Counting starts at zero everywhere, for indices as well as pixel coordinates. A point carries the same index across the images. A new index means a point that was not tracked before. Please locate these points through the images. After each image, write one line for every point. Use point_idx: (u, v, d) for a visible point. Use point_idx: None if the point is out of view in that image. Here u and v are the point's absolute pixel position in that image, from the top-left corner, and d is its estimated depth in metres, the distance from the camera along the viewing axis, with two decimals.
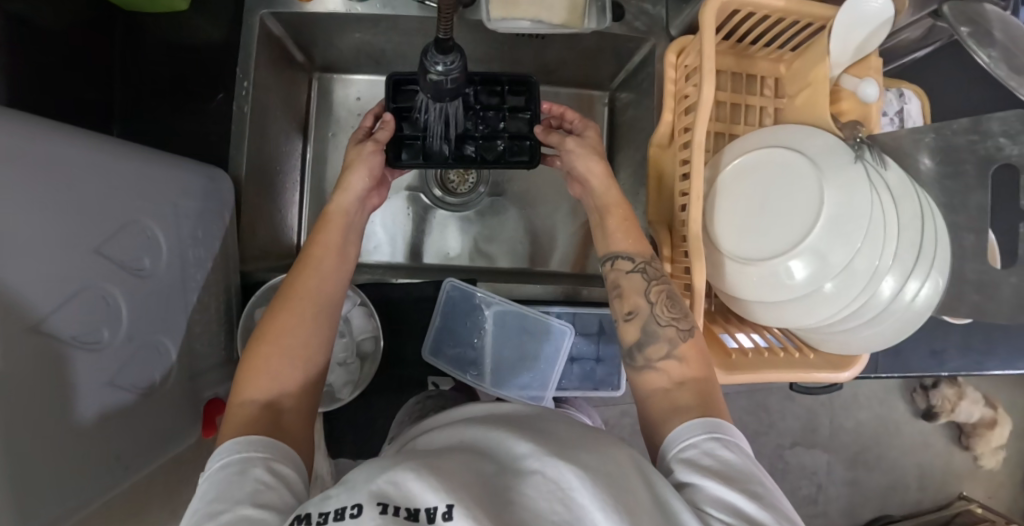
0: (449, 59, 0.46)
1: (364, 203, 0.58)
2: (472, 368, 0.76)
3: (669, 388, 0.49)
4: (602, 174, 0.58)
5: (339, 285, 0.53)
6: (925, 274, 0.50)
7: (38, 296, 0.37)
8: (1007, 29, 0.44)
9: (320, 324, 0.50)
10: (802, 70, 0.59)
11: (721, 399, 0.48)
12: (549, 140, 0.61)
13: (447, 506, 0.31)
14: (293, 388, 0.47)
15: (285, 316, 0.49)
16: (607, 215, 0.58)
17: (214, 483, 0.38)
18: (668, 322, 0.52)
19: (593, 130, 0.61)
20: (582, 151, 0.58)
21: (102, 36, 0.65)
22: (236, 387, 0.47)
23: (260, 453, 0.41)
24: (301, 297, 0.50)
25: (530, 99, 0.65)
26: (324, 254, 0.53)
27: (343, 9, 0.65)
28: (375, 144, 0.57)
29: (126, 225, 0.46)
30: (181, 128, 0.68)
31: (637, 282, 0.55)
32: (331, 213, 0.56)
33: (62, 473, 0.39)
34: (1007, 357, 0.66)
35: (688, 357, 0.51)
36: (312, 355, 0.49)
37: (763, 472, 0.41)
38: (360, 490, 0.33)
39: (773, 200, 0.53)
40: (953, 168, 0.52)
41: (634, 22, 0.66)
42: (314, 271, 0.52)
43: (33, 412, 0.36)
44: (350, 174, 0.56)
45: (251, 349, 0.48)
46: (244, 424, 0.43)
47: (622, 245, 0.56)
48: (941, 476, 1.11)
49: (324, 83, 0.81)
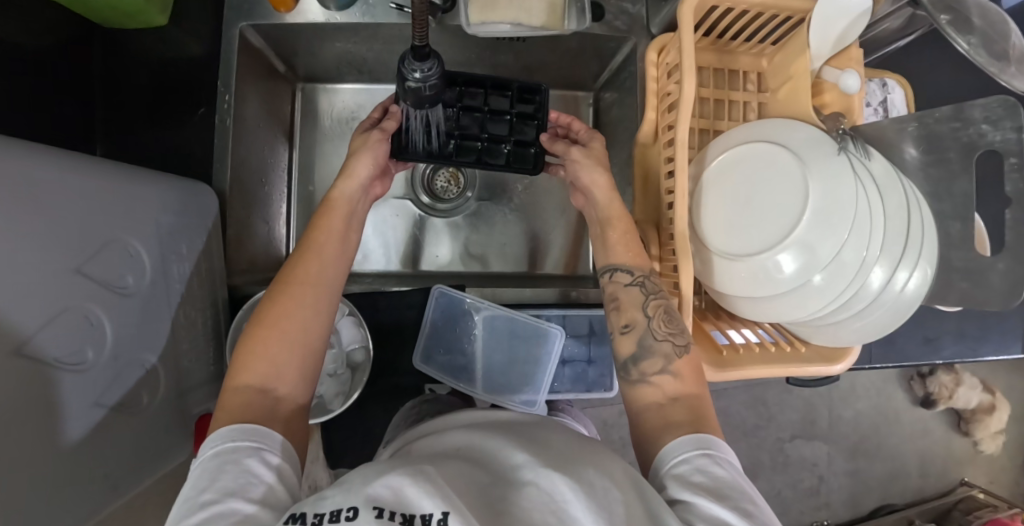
0: (426, 65, 0.45)
1: (367, 192, 0.57)
2: (464, 375, 0.75)
3: (663, 403, 0.49)
4: (606, 186, 0.58)
5: (340, 275, 0.52)
6: (913, 264, 0.49)
7: (20, 320, 0.36)
8: (985, 15, 0.45)
9: (322, 312, 0.50)
10: (783, 63, 0.59)
11: (713, 415, 0.48)
12: (554, 148, 0.62)
13: (444, 513, 0.31)
14: (290, 374, 0.47)
15: (285, 302, 0.48)
16: (608, 227, 0.58)
17: (207, 471, 0.38)
18: (664, 337, 0.52)
19: (598, 141, 0.61)
20: (587, 162, 0.59)
21: (80, 53, 0.64)
22: (232, 371, 0.46)
23: (252, 442, 0.40)
24: (302, 283, 0.49)
25: (541, 107, 0.66)
26: (326, 242, 0.52)
27: (323, 19, 0.65)
28: (382, 134, 0.57)
29: (108, 244, 0.45)
30: (164, 143, 0.68)
31: (636, 297, 0.54)
32: (334, 199, 0.55)
33: (48, 498, 0.38)
34: (1000, 342, 0.66)
35: (683, 373, 0.51)
36: (311, 341, 0.48)
37: (754, 489, 0.41)
38: (356, 493, 0.32)
39: (759, 194, 0.53)
40: (938, 156, 0.51)
41: (614, 22, 0.66)
42: (315, 259, 0.51)
43: (16, 437, 0.35)
44: (354, 161, 0.56)
45: (249, 333, 0.47)
46: (240, 411, 0.43)
47: (623, 257, 0.56)
48: (941, 463, 1.11)
49: (308, 93, 0.80)
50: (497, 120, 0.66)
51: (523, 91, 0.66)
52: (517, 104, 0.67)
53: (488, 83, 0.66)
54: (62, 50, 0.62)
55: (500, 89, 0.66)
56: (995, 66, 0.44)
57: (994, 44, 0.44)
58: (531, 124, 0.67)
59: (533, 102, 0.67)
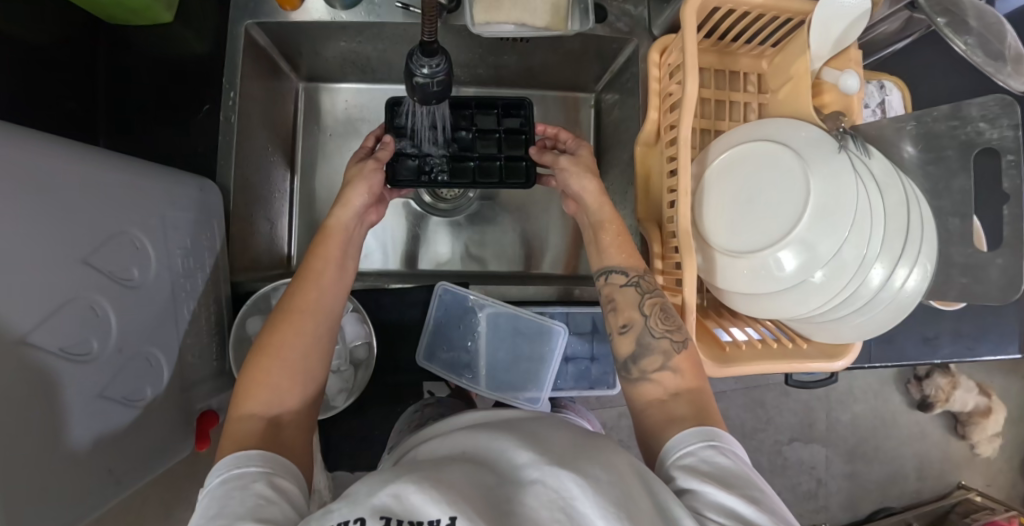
0: (434, 61, 0.45)
1: (363, 219, 0.58)
2: (467, 372, 0.75)
3: (666, 399, 0.49)
4: (596, 192, 0.58)
5: (340, 297, 0.53)
6: (913, 260, 0.50)
7: (24, 309, 0.36)
8: (981, 17, 0.45)
9: (320, 338, 0.50)
10: (783, 63, 0.60)
11: (716, 408, 0.48)
12: (544, 160, 0.62)
13: (450, 518, 0.31)
14: (292, 402, 0.47)
15: (286, 329, 0.49)
16: (601, 231, 0.58)
17: (214, 498, 0.37)
18: (662, 334, 0.52)
19: (586, 149, 0.62)
20: (576, 170, 0.59)
21: (84, 50, 0.64)
22: (235, 400, 0.47)
23: (257, 466, 0.40)
24: (301, 309, 0.50)
25: (527, 121, 0.68)
26: (325, 267, 0.53)
27: (328, 18, 0.65)
28: (376, 162, 0.58)
29: (115, 236, 0.45)
30: (167, 140, 0.68)
31: (632, 296, 0.55)
32: (332, 225, 0.55)
33: (48, 492, 0.38)
34: (998, 341, 0.67)
35: (682, 368, 0.51)
36: (311, 366, 0.49)
37: (760, 477, 0.41)
38: (361, 504, 0.33)
39: (762, 194, 0.54)
40: (935, 154, 0.52)
41: (616, 23, 0.67)
42: (315, 284, 0.52)
43: (19, 426, 0.35)
44: (351, 188, 0.56)
45: (251, 362, 0.48)
46: (244, 438, 0.43)
47: (616, 259, 0.57)
48: (939, 465, 1.12)
49: (312, 93, 0.80)
50: (485, 139, 0.68)
51: (509, 106, 0.69)
52: (504, 121, 0.69)
53: (473, 104, 0.68)
54: (69, 49, 0.63)
55: (485, 106, 0.69)
56: (992, 65, 0.45)
57: (989, 45, 0.45)
58: (518, 138, 0.69)
59: (518, 116, 0.69)
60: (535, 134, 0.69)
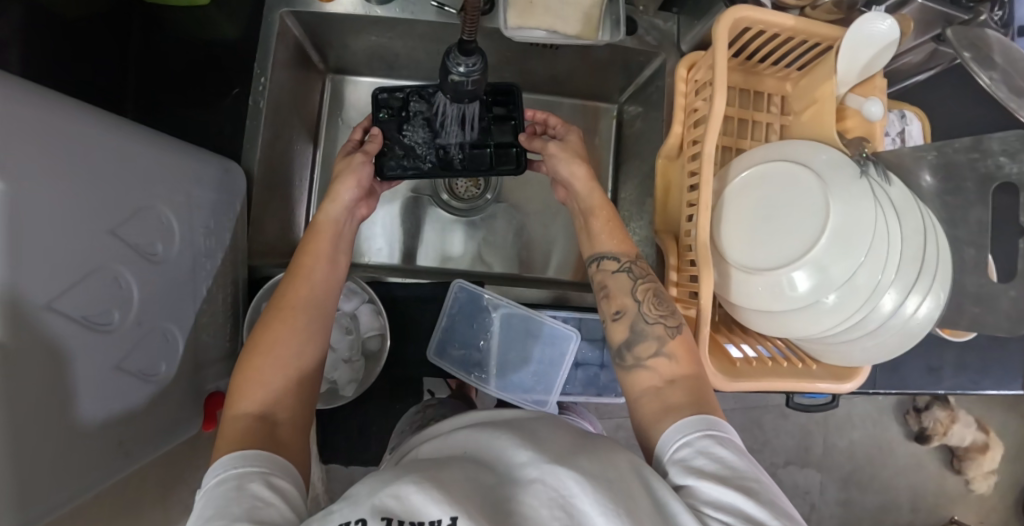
0: (471, 60, 0.46)
1: (354, 213, 0.59)
2: (477, 370, 0.76)
3: (659, 386, 0.49)
4: (585, 177, 0.60)
5: (330, 296, 0.54)
6: (925, 289, 0.51)
7: (51, 271, 0.36)
8: (1006, 53, 0.47)
9: (314, 334, 0.51)
10: (809, 86, 0.61)
11: (711, 393, 0.49)
12: (533, 145, 0.62)
13: (451, 519, 0.31)
14: (286, 402, 0.47)
15: (278, 328, 0.49)
16: (591, 217, 0.59)
17: (211, 499, 0.37)
18: (656, 319, 0.53)
19: (574, 135, 0.64)
20: (565, 155, 0.61)
21: (119, 27, 0.66)
22: (230, 400, 0.47)
23: (254, 467, 0.40)
24: (292, 306, 0.51)
25: (516, 106, 0.66)
26: (314, 265, 0.54)
27: (361, 11, 0.66)
28: (365, 156, 0.59)
29: (140, 210, 0.46)
30: (193, 120, 0.68)
31: (624, 282, 0.55)
32: (320, 223, 0.56)
33: (59, 461, 0.37)
34: (1000, 377, 0.67)
35: (677, 354, 0.51)
36: (305, 367, 0.49)
37: (757, 466, 0.41)
38: (364, 504, 0.33)
39: (767, 220, 0.55)
40: (954, 185, 0.53)
41: (646, 36, 0.68)
42: (306, 281, 0.53)
43: (39, 386, 0.35)
44: (339, 185, 0.58)
45: (246, 361, 0.48)
46: (239, 436, 0.43)
47: (606, 245, 0.58)
48: (932, 498, 1.12)
49: (337, 85, 0.81)
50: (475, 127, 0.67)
51: (497, 92, 0.67)
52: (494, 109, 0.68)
53: None
54: (104, 24, 0.63)
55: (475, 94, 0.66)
56: (1016, 102, 0.45)
57: (1013, 80, 0.46)
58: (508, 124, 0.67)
59: (508, 103, 0.67)
60: (524, 120, 0.68)
